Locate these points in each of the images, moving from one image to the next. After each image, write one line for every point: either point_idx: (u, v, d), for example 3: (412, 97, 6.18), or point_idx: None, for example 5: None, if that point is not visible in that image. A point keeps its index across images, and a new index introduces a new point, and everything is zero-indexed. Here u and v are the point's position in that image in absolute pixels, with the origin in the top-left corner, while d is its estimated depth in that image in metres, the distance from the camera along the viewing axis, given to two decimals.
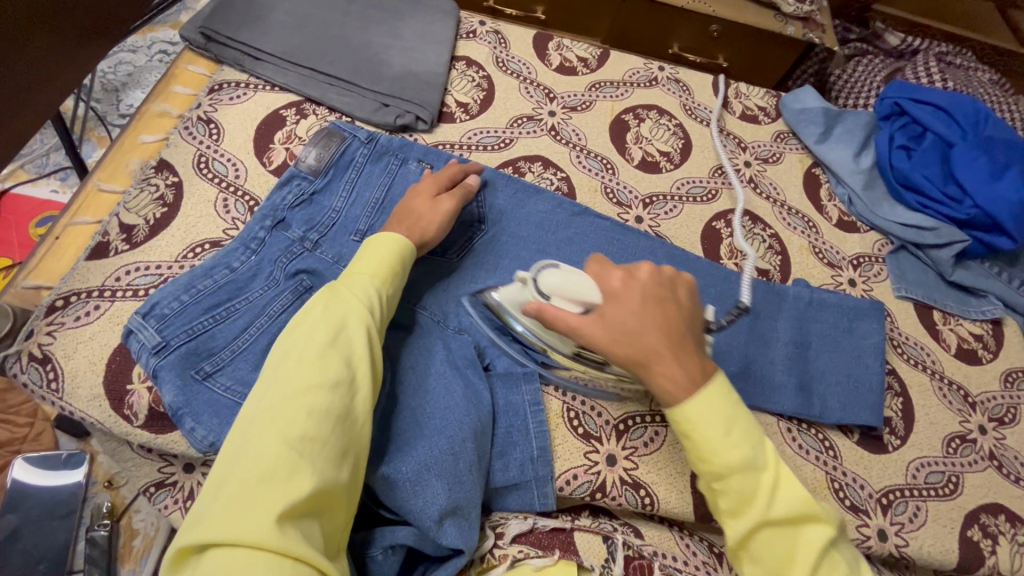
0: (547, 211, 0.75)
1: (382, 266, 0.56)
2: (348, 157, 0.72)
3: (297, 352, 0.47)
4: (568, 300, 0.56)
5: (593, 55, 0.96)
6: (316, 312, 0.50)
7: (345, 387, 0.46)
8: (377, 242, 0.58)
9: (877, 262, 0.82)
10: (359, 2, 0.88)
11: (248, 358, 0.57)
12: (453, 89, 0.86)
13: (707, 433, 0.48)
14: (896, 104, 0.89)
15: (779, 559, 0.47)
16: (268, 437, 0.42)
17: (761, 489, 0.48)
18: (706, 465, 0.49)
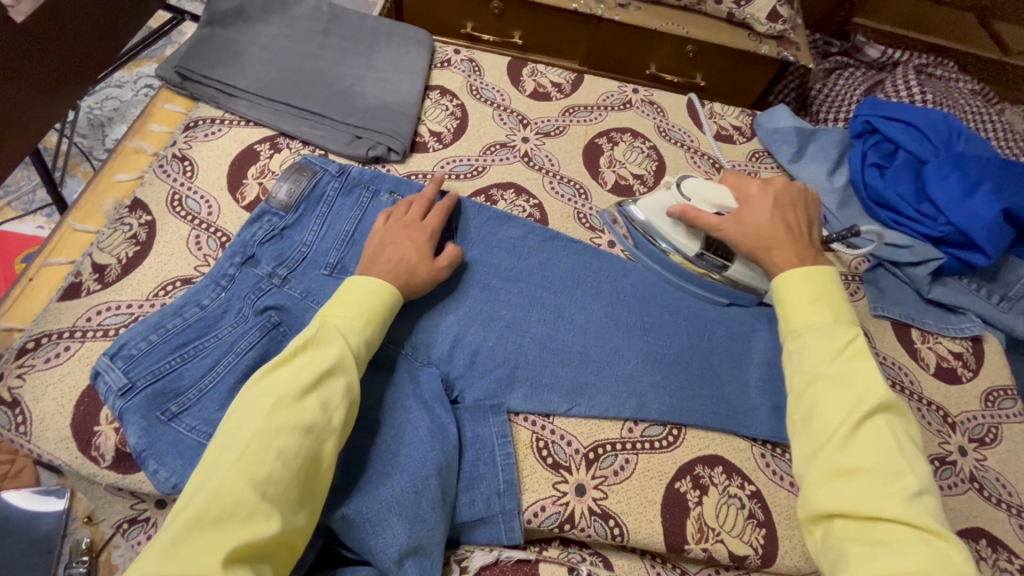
0: (516, 238, 0.75)
1: (371, 308, 0.56)
2: (320, 191, 0.73)
3: (276, 389, 0.47)
4: (706, 202, 0.70)
5: (567, 79, 0.97)
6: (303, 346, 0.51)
7: (319, 428, 0.47)
8: (371, 282, 0.58)
9: (853, 280, 0.81)
10: (334, 36, 0.90)
11: (215, 397, 0.57)
12: (427, 119, 0.87)
13: (796, 298, 0.59)
14: (869, 122, 0.89)
15: (824, 412, 0.50)
16: (238, 471, 0.42)
17: (829, 348, 0.54)
18: (789, 324, 0.58)
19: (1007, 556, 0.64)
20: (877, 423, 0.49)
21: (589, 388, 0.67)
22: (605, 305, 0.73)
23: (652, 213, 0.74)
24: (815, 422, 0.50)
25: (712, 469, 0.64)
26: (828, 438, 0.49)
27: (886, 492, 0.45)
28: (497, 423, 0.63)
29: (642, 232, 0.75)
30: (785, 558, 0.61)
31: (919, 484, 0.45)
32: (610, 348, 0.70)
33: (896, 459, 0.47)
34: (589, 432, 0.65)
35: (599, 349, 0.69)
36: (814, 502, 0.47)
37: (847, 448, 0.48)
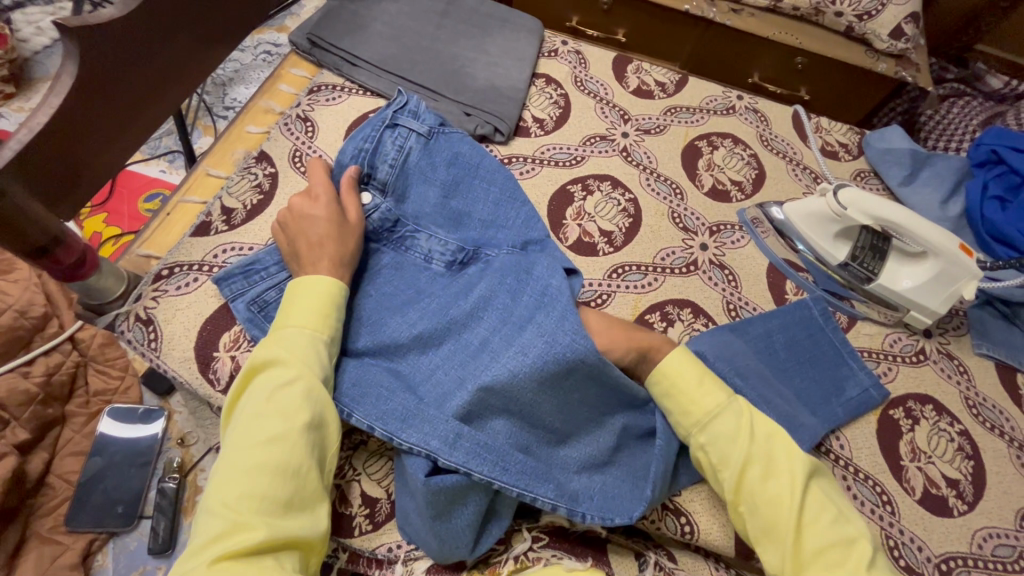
0: (493, 192, 0.72)
1: (319, 307, 0.54)
2: (400, 127, 0.72)
3: (282, 385, 0.49)
4: (863, 214, 0.69)
5: (671, 80, 0.97)
6: (272, 341, 0.52)
7: (306, 393, 0.49)
8: (316, 285, 0.56)
9: (958, 314, 0.78)
10: (451, 17, 0.93)
11: (383, 316, 0.62)
12: (531, 105, 0.89)
13: (681, 383, 0.57)
14: (994, 151, 0.84)
15: (766, 501, 0.51)
16: (245, 451, 0.46)
17: (739, 430, 0.54)
18: (688, 418, 0.56)
19: None
20: (814, 491, 0.52)
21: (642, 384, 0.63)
22: (691, 307, 0.73)
23: (804, 216, 0.76)
24: (764, 516, 0.51)
25: None
26: (786, 530, 0.50)
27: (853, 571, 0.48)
28: (556, 423, 0.58)
29: (785, 234, 0.79)
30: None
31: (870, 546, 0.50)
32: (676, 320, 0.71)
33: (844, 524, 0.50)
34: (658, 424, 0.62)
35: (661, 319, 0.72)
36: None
37: (803, 537, 0.50)
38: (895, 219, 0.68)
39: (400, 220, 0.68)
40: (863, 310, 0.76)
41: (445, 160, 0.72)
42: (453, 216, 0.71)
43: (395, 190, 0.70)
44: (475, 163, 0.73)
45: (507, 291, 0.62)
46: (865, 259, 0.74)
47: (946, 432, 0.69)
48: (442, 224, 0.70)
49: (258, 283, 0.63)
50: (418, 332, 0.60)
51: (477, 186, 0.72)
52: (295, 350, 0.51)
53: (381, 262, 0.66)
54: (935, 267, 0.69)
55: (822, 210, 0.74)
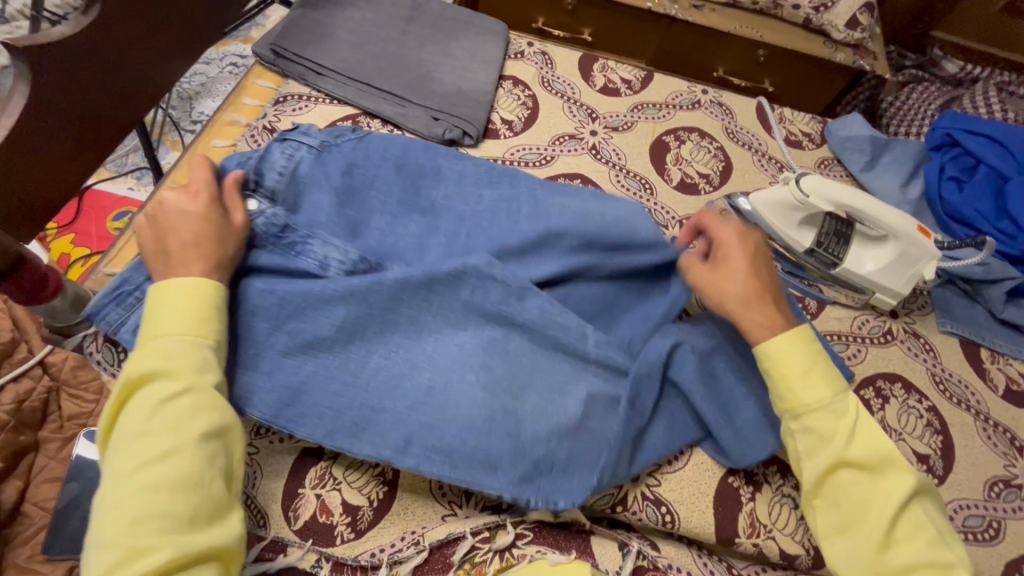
0: (397, 190, 0.72)
1: (186, 312, 0.51)
2: (286, 143, 0.71)
3: (166, 401, 0.47)
4: (826, 201, 0.71)
5: (637, 77, 0.98)
6: (141, 354, 0.49)
7: (190, 405, 0.47)
8: (184, 288, 0.52)
9: (922, 294, 0.80)
10: (416, 23, 0.94)
11: (286, 330, 0.59)
12: (499, 107, 0.90)
13: (790, 369, 0.55)
14: (949, 134, 0.87)
15: (850, 503, 0.51)
16: (131, 475, 0.44)
17: (838, 431, 0.52)
18: (785, 404, 0.55)
19: None
20: (909, 510, 0.51)
21: (607, 347, 0.63)
22: None
23: (767, 206, 0.77)
24: (846, 517, 0.51)
25: (767, 467, 0.65)
26: (865, 538, 0.50)
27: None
28: (510, 405, 0.58)
29: (752, 224, 0.80)
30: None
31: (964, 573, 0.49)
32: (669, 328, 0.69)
33: (934, 546, 0.49)
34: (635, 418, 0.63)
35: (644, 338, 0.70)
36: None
37: (890, 546, 0.50)
38: (856, 205, 0.70)
39: (289, 226, 0.64)
40: (831, 294, 0.78)
41: (340, 168, 0.70)
42: (350, 220, 0.68)
43: (286, 199, 0.66)
44: (374, 174, 0.72)
45: (410, 302, 0.62)
46: (830, 244, 0.75)
47: (915, 409, 0.71)
48: (338, 232, 0.66)
49: (139, 305, 0.60)
50: (304, 342, 0.59)
51: (374, 196, 0.70)
52: (170, 360, 0.49)
53: (270, 269, 0.62)
54: (896, 250, 0.72)
55: (786, 199, 0.75)
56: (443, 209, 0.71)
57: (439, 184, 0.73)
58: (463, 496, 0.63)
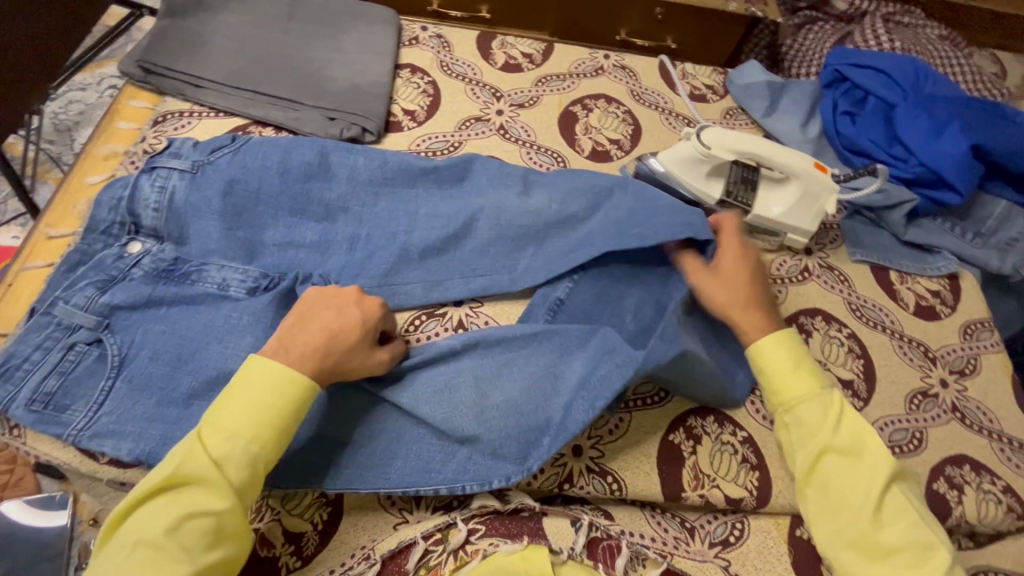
0: (285, 198, 0.69)
1: (260, 418, 0.50)
2: (153, 166, 0.68)
3: (188, 500, 0.47)
4: (728, 151, 0.72)
5: (538, 50, 0.97)
6: (201, 455, 0.48)
7: (213, 528, 0.47)
8: (272, 374, 0.51)
9: (832, 228, 0.83)
10: (298, 20, 0.89)
11: (190, 368, 0.59)
12: (399, 98, 0.87)
13: (777, 367, 0.59)
14: (837, 71, 0.90)
15: (840, 490, 0.54)
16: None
17: (825, 421, 0.56)
18: (776, 397, 0.59)
19: (990, 480, 0.67)
20: (893, 495, 0.53)
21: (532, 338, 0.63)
22: None
23: (675, 164, 0.77)
24: (835, 503, 0.54)
25: (704, 419, 0.66)
26: (853, 520, 0.52)
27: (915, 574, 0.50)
28: (445, 399, 0.59)
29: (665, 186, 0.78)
30: (784, 499, 0.63)
31: (947, 556, 0.51)
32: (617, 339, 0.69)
33: (920, 530, 0.52)
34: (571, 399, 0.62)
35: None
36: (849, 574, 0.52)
37: (879, 531, 0.52)
38: (756, 150, 0.72)
39: (181, 259, 0.66)
40: (750, 242, 0.79)
41: (218, 185, 0.67)
42: (244, 241, 0.68)
43: (172, 234, 0.66)
44: (257, 187, 0.69)
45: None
46: (739, 193, 0.76)
47: (836, 338, 0.74)
48: (233, 256, 0.67)
49: (30, 376, 0.57)
50: (204, 374, 0.58)
51: (262, 212, 0.69)
52: (219, 470, 0.48)
53: (167, 302, 0.62)
54: (799, 190, 0.74)
55: (691, 155, 0.75)
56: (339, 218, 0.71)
57: (331, 188, 0.71)
58: (413, 503, 0.61)
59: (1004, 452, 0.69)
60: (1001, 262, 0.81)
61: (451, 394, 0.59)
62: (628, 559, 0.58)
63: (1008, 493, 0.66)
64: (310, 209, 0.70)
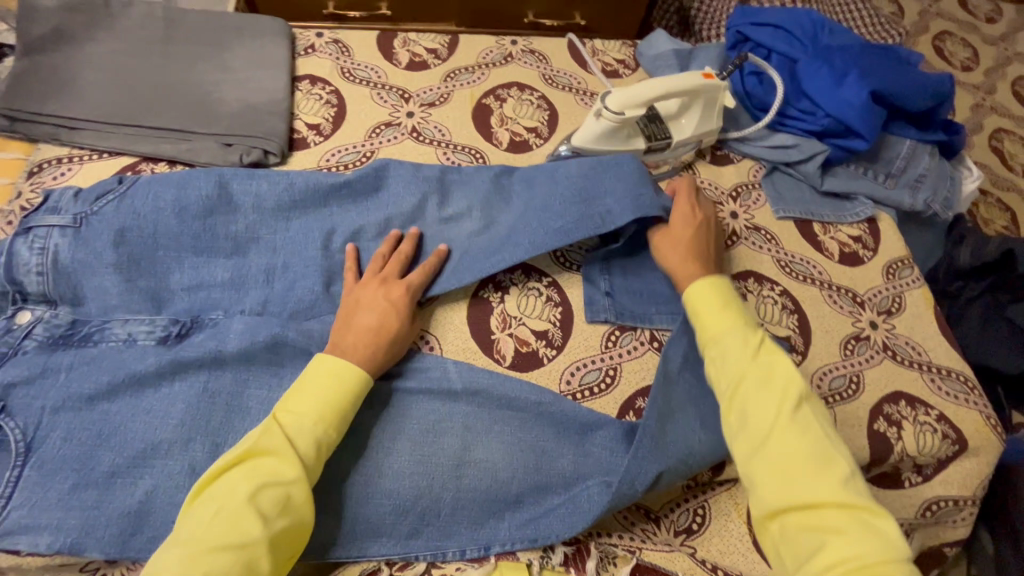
0: (188, 239, 0.65)
1: (330, 400, 0.54)
2: (31, 225, 0.62)
3: (234, 487, 0.48)
4: (634, 105, 0.75)
5: (442, 43, 0.93)
6: (293, 424, 0.52)
7: (282, 498, 0.49)
8: (336, 365, 0.56)
9: (754, 188, 0.84)
10: (177, 41, 0.82)
11: (107, 441, 0.54)
12: (301, 112, 0.82)
13: (707, 309, 0.60)
14: (739, 32, 0.90)
15: (755, 405, 0.53)
16: (204, 543, 0.45)
17: (744, 351, 0.56)
18: (704, 335, 0.59)
19: (924, 411, 0.70)
20: (805, 413, 0.52)
21: (472, 372, 0.64)
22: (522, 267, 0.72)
23: (594, 141, 0.77)
24: (747, 423, 0.53)
25: None
26: (767, 436, 0.51)
27: (816, 480, 0.48)
28: (397, 473, 0.58)
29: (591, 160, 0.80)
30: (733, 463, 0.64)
31: (850, 469, 0.49)
32: (561, 348, 0.69)
33: (829, 447, 0.50)
34: (520, 420, 0.63)
35: (535, 356, 0.68)
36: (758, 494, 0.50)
37: (788, 448, 0.50)
38: (656, 95, 0.75)
39: (79, 322, 0.61)
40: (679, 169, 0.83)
41: (108, 237, 0.62)
42: (149, 290, 0.63)
43: (66, 296, 0.61)
44: (153, 230, 0.64)
45: (248, 381, 0.59)
46: (656, 135, 0.79)
47: (770, 298, 0.75)
48: (138, 308, 0.62)
49: None
50: (131, 448, 0.54)
51: (164, 257, 0.64)
52: (291, 445, 0.51)
53: (66, 370, 0.57)
54: (701, 104, 0.79)
55: (606, 127, 0.77)
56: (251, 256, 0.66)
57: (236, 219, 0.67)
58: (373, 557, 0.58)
59: (935, 382, 0.72)
60: (912, 199, 0.84)
61: (405, 443, 0.60)
62: (597, 560, 0.58)
63: (942, 420, 0.69)
64: (215, 246, 0.66)
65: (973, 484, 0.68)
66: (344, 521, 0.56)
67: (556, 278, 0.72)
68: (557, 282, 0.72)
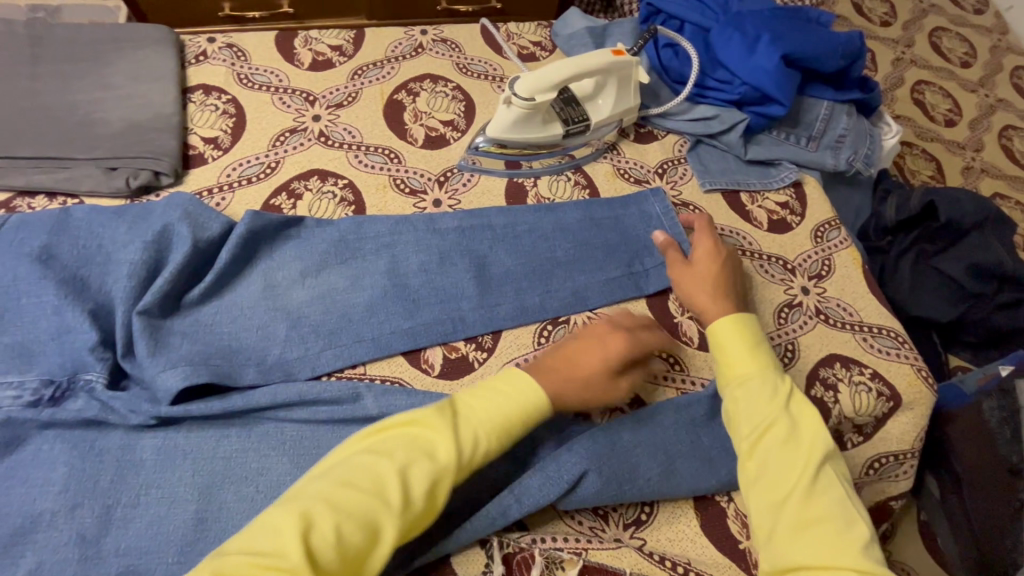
0: (51, 294, 0.58)
1: (525, 407, 0.53)
2: None
3: (341, 485, 0.46)
4: (546, 91, 0.72)
5: (347, 39, 0.88)
6: (474, 405, 0.53)
7: (375, 506, 0.46)
8: (526, 396, 0.53)
9: (679, 164, 0.82)
10: (47, 60, 0.75)
11: None
12: (196, 126, 0.76)
13: (730, 346, 0.60)
14: (650, 5, 0.88)
15: (778, 465, 0.54)
16: (301, 517, 0.44)
17: (772, 400, 0.56)
18: (726, 374, 0.60)
19: (859, 370, 0.70)
20: (826, 474, 0.53)
21: (389, 397, 0.60)
22: (447, 269, 0.69)
23: (507, 131, 0.75)
24: (772, 477, 0.53)
25: None
26: (790, 495, 0.52)
27: (840, 548, 0.49)
28: None
29: (506, 150, 0.77)
30: (682, 462, 0.61)
31: (866, 531, 0.50)
32: (492, 351, 0.66)
33: (845, 506, 0.51)
34: None
35: (465, 362, 0.65)
36: (777, 561, 0.50)
37: (806, 504, 0.51)
38: (566, 77, 0.72)
39: None
40: (596, 152, 0.81)
41: None
42: (14, 346, 0.57)
43: None
44: (14, 280, 0.58)
45: (141, 432, 0.56)
46: (571, 117, 0.77)
47: None
48: (4, 368, 0.56)
49: None
50: (7, 525, 0.50)
51: (28, 307, 0.58)
52: (459, 423, 0.51)
53: None
54: (614, 81, 0.77)
55: (519, 116, 0.74)
56: (121, 298, 0.59)
57: (110, 272, 0.60)
58: None
59: (866, 340, 0.73)
60: (835, 159, 0.84)
61: None
62: (543, 567, 0.56)
63: (876, 378, 0.70)
64: (89, 288, 0.60)
65: (909, 437, 0.69)
66: None
67: (481, 275, 0.69)
68: (483, 279, 0.69)
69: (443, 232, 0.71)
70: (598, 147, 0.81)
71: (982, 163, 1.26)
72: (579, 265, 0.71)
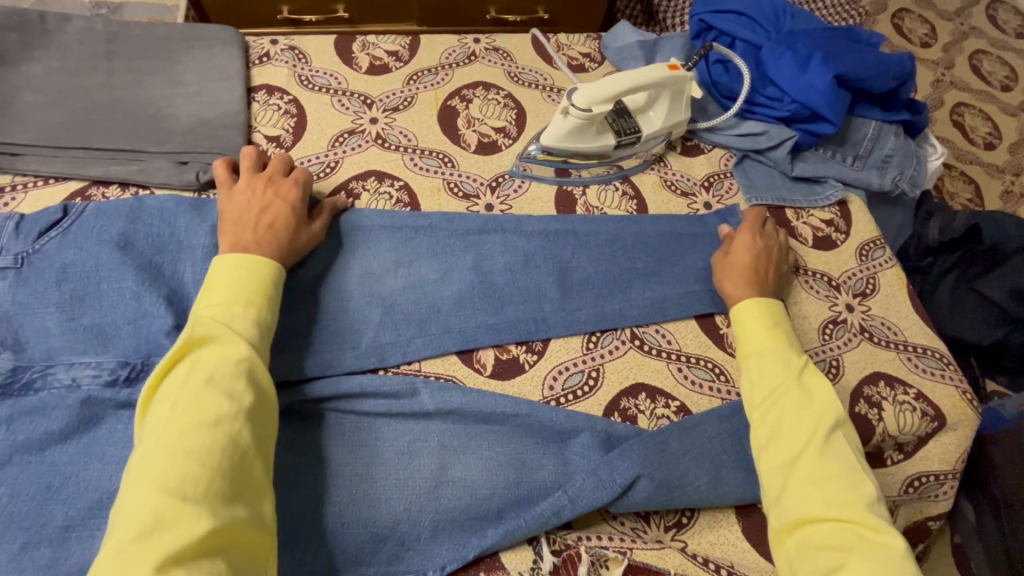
0: (130, 279, 0.61)
1: (243, 286, 0.57)
2: None
3: (191, 391, 0.48)
4: (603, 101, 0.74)
5: (403, 45, 0.90)
6: (226, 314, 0.54)
7: (246, 373, 0.51)
8: (236, 277, 0.57)
9: (726, 178, 0.83)
10: (121, 56, 0.79)
11: (61, 494, 0.52)
12: (259, 124, 0.79)
13: (751, 326, 0.64)
14: (703, 20, 0.90)
15: (789, 430, 0.56)
16: (177, 430, 0.46)
17: (785, 372, 0.59)
18: (745, 351, 0.64)
19: (903, 390, 0.71)
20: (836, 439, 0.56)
21: (444, 393, 0.63)
22: (498, 272, 0.71)
23: (561, 139, 0.77)
24: (782, 441, 0.56)
25: (636, 398, 0.66)
26: (801, 456, 0.54)
27: (842, 505, 0.51)
28: (373, 501, 0.57)
29: (558, 158, 0.79)
30: (729, 473, 0.62)
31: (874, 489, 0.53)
32: (542, 353, 0.67)
33: (854, 466, 0.54)
34: (497, 435, 0.62)
35: (516, 363, 0.66)
36: (787, 517, 0.53)
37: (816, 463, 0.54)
38: (623, 89, 0.74)
39: (20, 367, 0.57)
40: (645, 163, 0.83)
41: (52, 275, 0.60)
42: (94, 328, 0.59)
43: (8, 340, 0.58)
44: (94, 265, 0.61)
45: None
46: (623, 128, 0.79)
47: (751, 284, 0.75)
48: (83, 348, 0.59)
49: None
50: (86, 499, 0.52)
51: (107, 291, 0.60)
52: (228, 329, 0.53)
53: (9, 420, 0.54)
54: (668, 94, 0.79)
55: (574, 125, 0.76)
56: (197, 286, 0.62)
57: (184, 262, 0.63)
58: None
59: (911, 360, 0.73)
60: (881, 179, 0.84)
61: (379, 467, 0.59)
62: (590, 565, 0.57)
63: (921, 398, 0.70)
64: (164, 275, 0.62)
65: (951, 458, 0.70)
66: (323, 555, 0.55)
67: (531, 279, 0.71)
68: (533, 284, 0.70)
69: (496, 236, 0.73)
70: (647, 158, 0.83)
71: (1021, 187, 1.25)
72: (628, 272, 0.73)
